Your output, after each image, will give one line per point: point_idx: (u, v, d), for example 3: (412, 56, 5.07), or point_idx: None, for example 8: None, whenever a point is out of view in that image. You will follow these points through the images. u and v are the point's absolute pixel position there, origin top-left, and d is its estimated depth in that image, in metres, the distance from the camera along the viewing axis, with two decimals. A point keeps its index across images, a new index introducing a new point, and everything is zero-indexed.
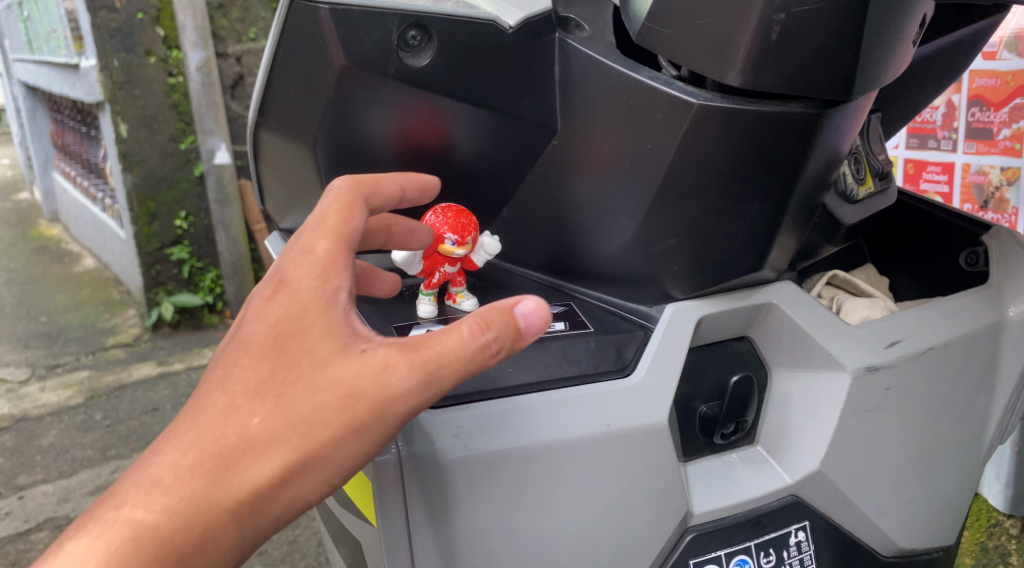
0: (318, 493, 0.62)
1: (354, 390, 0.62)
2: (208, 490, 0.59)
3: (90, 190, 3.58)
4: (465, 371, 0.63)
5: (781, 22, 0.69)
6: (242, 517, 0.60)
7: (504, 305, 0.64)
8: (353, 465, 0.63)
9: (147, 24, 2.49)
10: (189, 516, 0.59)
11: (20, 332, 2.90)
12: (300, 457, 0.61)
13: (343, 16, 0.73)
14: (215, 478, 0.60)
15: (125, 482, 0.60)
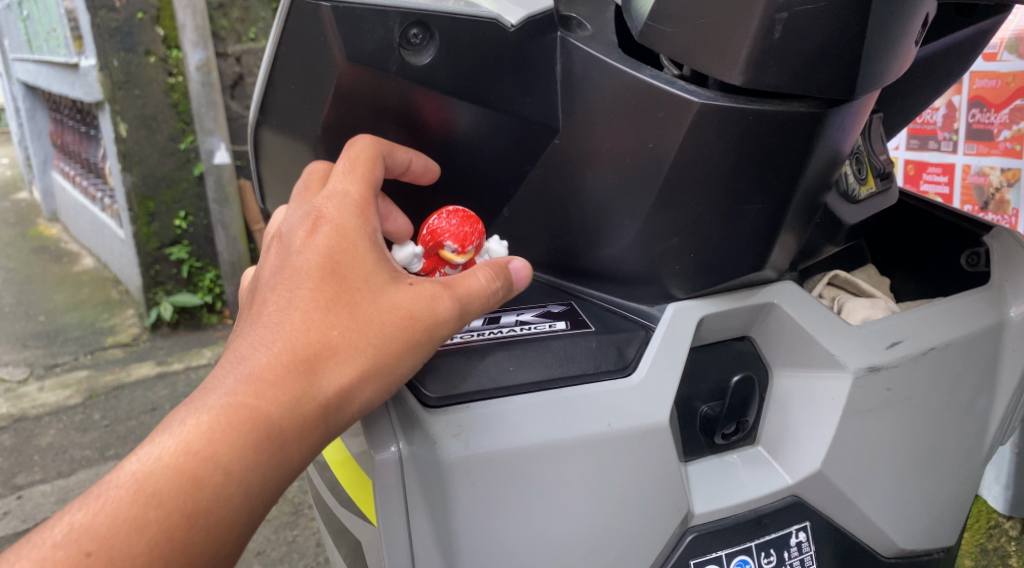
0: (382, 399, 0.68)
1: (414, 316, 0.68)
2: (304, 385, 0.64)
3: (89, 190, 3.57)
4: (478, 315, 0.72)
5: (784, 21, 0.69)
6: (329, 419, 0.65)
7: (503, 260, 0.75)
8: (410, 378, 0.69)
9: (147, 23, 2.48)
10: (291, 406, 0.63)
11: (19, 332, 2.89)
12: (377, 365, 0.67)
13: (344, 14, 0.72)
14: (308, 373, 0.64)
15: (212, 383, 0.63)
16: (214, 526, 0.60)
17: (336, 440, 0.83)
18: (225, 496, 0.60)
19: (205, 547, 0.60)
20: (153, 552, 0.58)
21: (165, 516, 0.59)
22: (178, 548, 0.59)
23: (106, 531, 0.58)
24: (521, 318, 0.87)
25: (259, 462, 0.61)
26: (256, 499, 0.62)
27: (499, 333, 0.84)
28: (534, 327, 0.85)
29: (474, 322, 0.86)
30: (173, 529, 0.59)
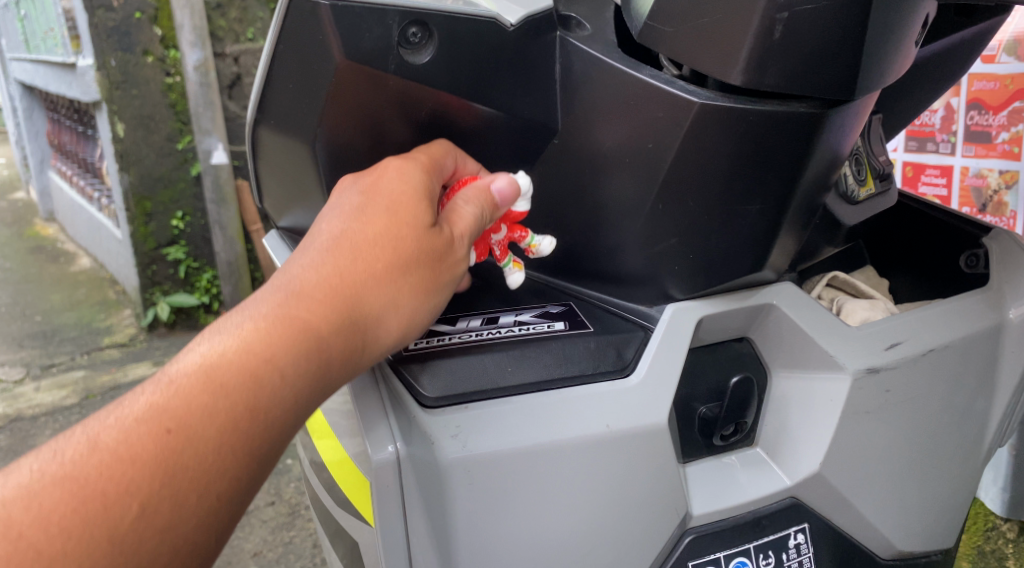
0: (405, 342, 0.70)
1: (446, 264, 0.71)
2: (356, 305, 0.64)
3: (86, 190, 3.57)
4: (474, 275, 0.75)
5: (784, 21, 0.68)
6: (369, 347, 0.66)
7: (483, 184, 0.76)
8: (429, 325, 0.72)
9: (144, 23, 2.48)
10: (342, 323, 0.63)
11: (15, 332, 2.89)
12: (414, 301, 0.68)
13: (343, 12, 0.71)
14: (360, 293, 0.65)
15: (266, 291, 0.63)
16: (274, 425, 0.59)
17: (333, 440, 0.83)
18: (286, 398, 0.60)
19: (266, 444, 0.59)
20: (224, 438, 0.57)
21: (234, 406, 0.58)
22: (245, 438, 0.58)
23: (181, 413, 0.56)
24: (520, 318, 0.87)
25: (315, 371, 0.61)
26: (307, 411, 0.62)
27: (497, 333, 0.84)
28: (532, 327, 0.85)
29: (472, 322, 0.86)
30: (239, 420, 0.58)
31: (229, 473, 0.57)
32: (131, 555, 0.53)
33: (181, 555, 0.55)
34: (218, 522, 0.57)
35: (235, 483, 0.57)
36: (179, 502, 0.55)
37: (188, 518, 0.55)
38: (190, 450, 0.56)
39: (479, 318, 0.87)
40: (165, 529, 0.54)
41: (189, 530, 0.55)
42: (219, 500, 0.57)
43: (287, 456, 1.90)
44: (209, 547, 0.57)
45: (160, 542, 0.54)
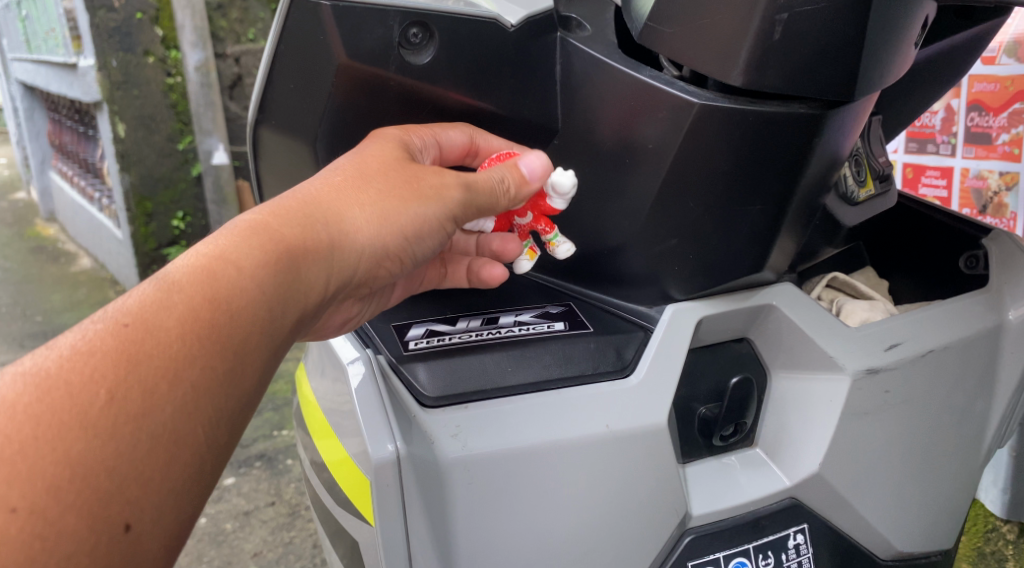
0: (386, 254, 0.69)
1: (418, 177, 0.71)
2: (315, 209, 0.66)
3: (87, 190, 3.57)
4: (480, 211, 0.75)
5: (784, 22, 0.69)
6: (339, 249, 0.66)
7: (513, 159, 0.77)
8: (415, 242, 0.71)
9: (146, 23, 2.48)
10: (304, 228, 0.64)
11: (16, 331, 2.89)
12: (381, 207, 0.68)
13: (344, 13, 0.72)
14: (319, 201, 0.67)
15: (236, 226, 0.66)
16: (239, 317, 0.59)
17: (333, 440, 0.83)
18: (247, 286, 0.60)
19: (234, 336, 0.58)
20: (185, 327, 0.56)
21: (193, 300, 0.57)
22: (208, 327, 0.57)
23: (140, 309, 0.56)
24: (520, 318, 0.87)
25: (273, 259, 0.61)
26: (275, 310, 0.61)
27: (497, 334, 0.84)
28: (532, 328, 0.85)
29: (472, 322, 0.86)
30: (200, 311, 0.57)
31: (199, 360, 0.56)
32: (108, 442, 0.52)
33: (164, 445, 0.54)
34: (196, 411, 0.55)
35: (206, 372, 0.56)
36: (148, 388, 0.54)
37: (161, 404, 0.54)
38: (151, 339, 0.55)
39: (478, 318, 0.87)
40: (139, 414, 0.53)
41: (165, 419, 0.54)
42: (193, 388, 0.55)
43: (287, 456, 1.90)
44: (194, 438, 0.55)
45: (137, 430, 0.53)
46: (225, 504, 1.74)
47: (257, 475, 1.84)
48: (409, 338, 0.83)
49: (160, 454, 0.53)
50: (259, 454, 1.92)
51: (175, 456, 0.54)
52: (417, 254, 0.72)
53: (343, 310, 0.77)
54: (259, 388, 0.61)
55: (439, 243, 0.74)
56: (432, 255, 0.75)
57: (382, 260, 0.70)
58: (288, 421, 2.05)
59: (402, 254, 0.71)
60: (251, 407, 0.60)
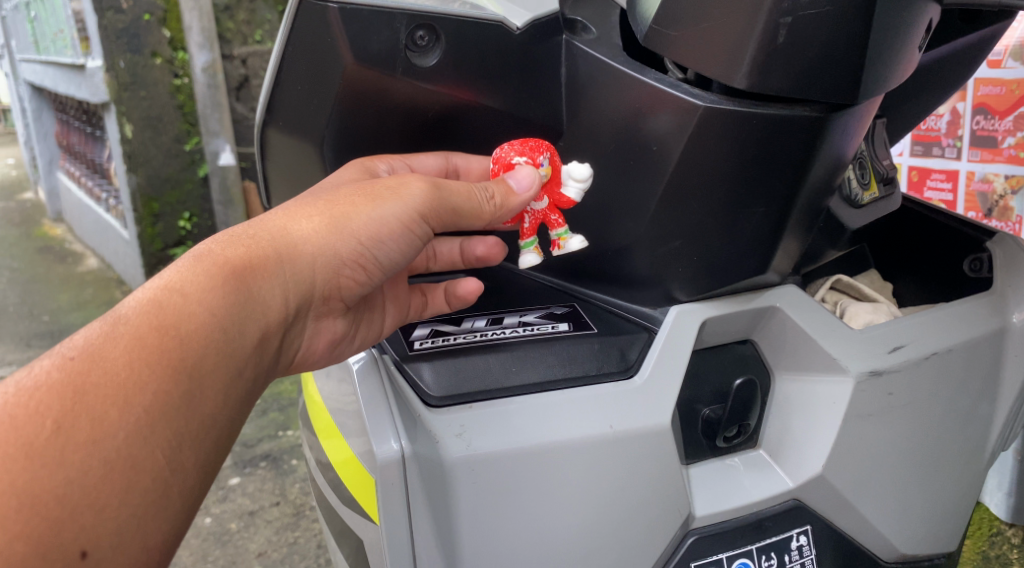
0: (344, 259, 0.70)
1: (370, 184, 0.72)
2: (261, 228, 0.68)
3: (94, 191, 3.59)
4: (455, 213, 0.74)
5: (788, 25, 0.69)
6: (290, 260, 0.68)
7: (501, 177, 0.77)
8: (376, 246, 0.71)
9: (154, 25, 2.49)
10: (247, 251, 0.66)
11: (23, 331, 2.90)
12: (331, 216, 0.70)
13: (351, 16, 0.73)
14: (267, 221, 0.69)
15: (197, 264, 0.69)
16: (187, 336, 0.61)
17: (339, 440, 0.83)
18: (196, 301, 0.62)
19: (185, 356, 0.60)
20: (130, 355, 0.58)
21: (139, 327, 0.59)
22: (156, 351, 0.59)
23: (88, 342, 0.58)
24: (525, 319, 0.88)
25: (216, 281, 0.63)
26: (224, 325, 0.63)
27: (502, 334, 0.85)
28: (537, 328, 0.86)
29: (477, 323, 0.87)
30: (148, 337, 0.59)
31: (150, 386, 0.58)
32: (57, 470, 0.54)
33: (120, 470, 0.56)
34: (150, 435, 0.57)
35: (159, 396, 0.58)
36: (97, 417, 0.56)
37: (114, 431, 0.56)
38: (97, 369, 0.57)
39: (483, 318, 0.88)
40: (89, 442, 0.55)
41: (118, 445, 0.56)
42: (146, 413, 0.57)
43: (292, 456, 1.91)
44: (151, 463, 0.57)
45: (90, 457, 0.55)
46: (229, 504, 1.75)
47: (262, 475, 1.84)
48: (415, 338, 0.85)
49: (118, 478, 0.56)
50: (264, 454, 1.93)
51: (132, 480, 0.57)
52: (383, 257, 0.72)
53: (329, 331, 0.77)
54: (222, 407, 0.63)
55: (410, 246, 0.73)
56: (405, 259, 0.74)
57: (340, 266, 0.70)
58: (293, 422, 2.06)
59: (364, 260, 0.71)
60: (216, 429, 0.62)
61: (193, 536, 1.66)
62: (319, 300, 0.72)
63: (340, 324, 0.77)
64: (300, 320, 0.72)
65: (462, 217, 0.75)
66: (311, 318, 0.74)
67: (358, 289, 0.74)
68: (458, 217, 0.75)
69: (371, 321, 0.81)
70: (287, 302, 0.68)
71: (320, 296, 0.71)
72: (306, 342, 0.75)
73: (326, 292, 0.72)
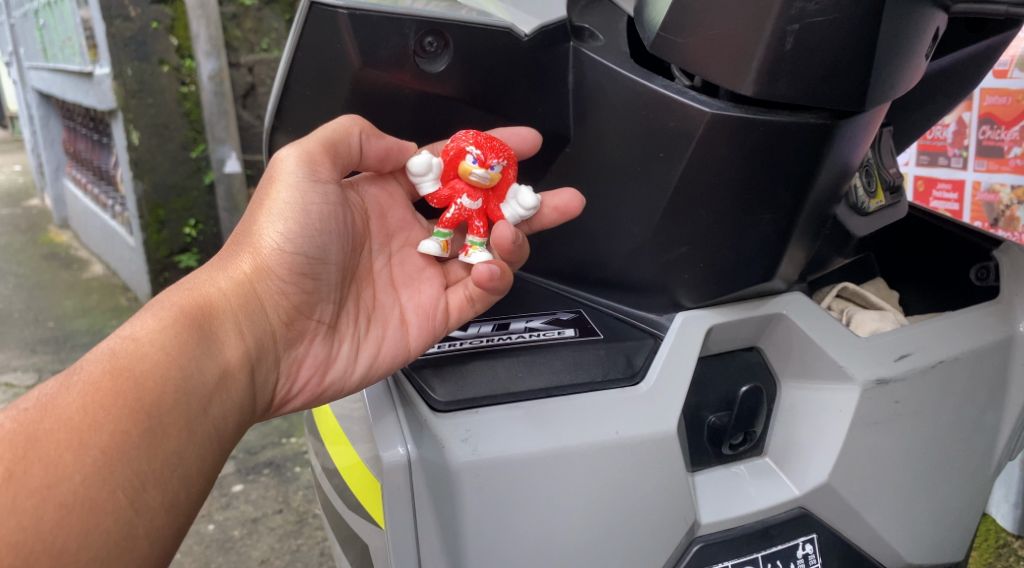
0: (278, 272, 0.77)
1: (262, 192, 0.79)
2: (188, 281, 0.76)
3: (100, 198, 3.60)
4: (326, 143, 0.77)
5: (795, 33, 0.69)
6: (223, 291, 0.75)
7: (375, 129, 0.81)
8: (293, 241, 0.77)
9: (161, 33, 2.51)
10: (184, 296, 0.73)
11: (28, 338, 2.90)
12: (251, 242, 0.78)
13: (361, 22, 0.73)
14: (201, 275, 0.77)
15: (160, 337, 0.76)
16: (142, 376, 0.65)
17: (345, 447, 0.83)
18: (147, 343, 0.67)
19: (141, 396, 0.64)
20: (85, 400, 0.63)
21: (94, 373, 0.64)
22: (111, 395, 0.63)
23: (45, 395, 0.63)
24: (531, 325, 0.88)
25: (163, 324, 0.70)
26: (177, 356, 0.68)
27: (508, 339, 0.85)
28: (542, 334, 0.86)
29: (484, 328, 0.88)
30: (102, 381, 0.64)
31: (106, 427, 0.62)
32: (11, 516, 0.57)
33: (77, 512, 0.59)
34: (109, 475, 0.61)
35: (115, 436, 0.62)
36: (53, 462, 0.60)
37: (69, 474, 0.60)
38: (50, 417, 0.62)
39: (490, 323, 0.89)
40: (42, 488, 0.59)
41: (74, 487, 0.60)
42: (102, 454, 0.61)
43: (296, 463, 1.91)
44: (112, 504, 0.61)
45: (43, 502, 0.59)
46: (232, 511, 1.75)
47: (264, 482, 1.84)
48: None
49: (75, 520, 0.59)
50: (267, 461, 1.93)
51: (92, 522, 0.60)
52: (308, 252, 0.77)
53: (312, 357, 0.79)
54: (189, 443, 0.66)
55: (322, 216, 0.78)
56: (332, 243, 0.79)
57: (275, 277, 0.77)
58: (296, 429, 2.06)
59: (293, 265, 0.77)
60: (182, 466, 0.65)
61: (196, 543, 1.66)
62: (281, 326, 0.77)
63: (323, 347, 0.80)
64: (269, 353, 0.76)
65: (339, 150, 0.78)
66: (284, 350, 0.78)
67: (313, 302, 0.79)
68: (337, 147, 0.78)
69: (384, 338, 0.82)
70: (240, 331, 0.74)
71: (274, 319, 0.77)
72: (291, 376, 0.78)
73: (278, 312, 0.77)
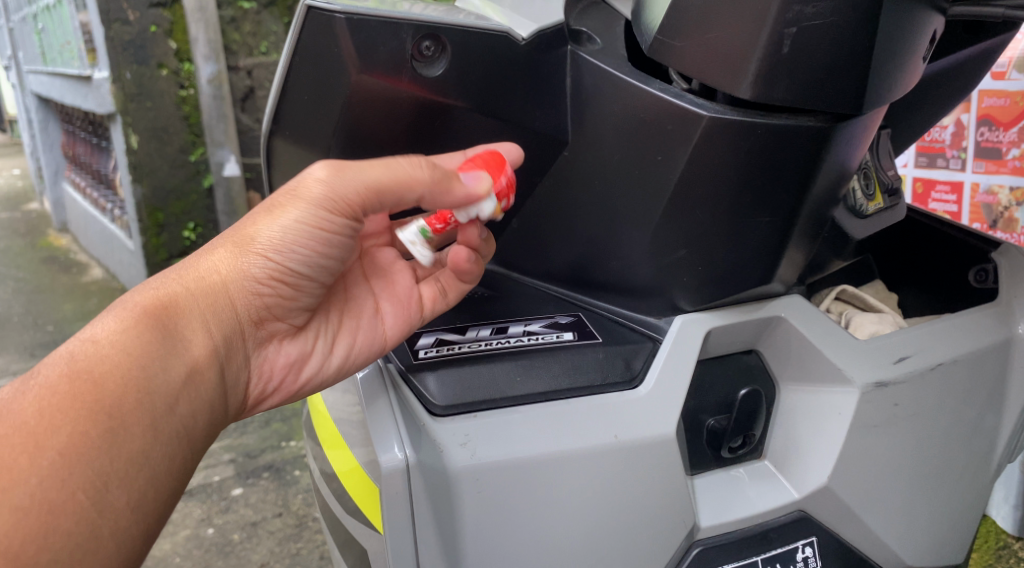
0: (257, 280, 0.75)
1: (273, 199, 0.75)
2: (167, 273, 0.75)
3: (99, 202, 3.60)
4: (370, 189, 0.72)
5: (792, 36, 0.69)
6: (196, 290, 0.74)
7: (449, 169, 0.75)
8: (284, 255, 0.74)
9: (160, 36, 2.51)
10: (152, 298, 0.72)
11: (27, 342, 2.90)
12: (237, 243, 0.75)
13: (359, 26, 0.73)
14: (176, 268, 0.76)
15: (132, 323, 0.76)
16: (101, 378, 0.65)
17: (344, 451, 0.83)
18: (106, 345, 0.67)
19: (100, 397, 0.64)
20: (41, 404, 0.63)
21: (51, 378, 0.65)
22: (68, 398, 0.64)
23: (0, 401, 0.64)
24: (530, 328, 0.88)
25: (126, 325, 0.69)
26: (139, 361, 0.68)
27: (507, 343, 0.85)
28: (542, 338, 0.86)
29: (483, 331, 0.87)
30: (59, 385, 0.64)
31: (63, 430, 0.62)
32: None
33: (35, 515, 0.60)
34: (67, 477, 0.61)
35: (74, 438, 0.62)
36: (8, 465, 0.60)
37: (25, 477, 0.60)
38: (9, 421, 0.62)
39: (489, 327, 0.88)
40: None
41: (31, 490, 0.60)
42: (60, 456, 0.61)
43: (296, 466, 1.91)
44: (73, 505, 0.61)
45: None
46: (231, 515, 1.74)
47: (264, 486, 1.84)
48: (420, 346, 0.85)
49: (33, 522, 0.60)
50: (266, 465, 1.93)
51: (51, 525, 0.60)
52: (297, 266, 0.75)
53: (284, 355, 0.80)
54: (154, 442, 0.66)
55: (323, 241, 0.75)
56: (326, 259, 0.76)
57: (256, 285, 0.75)
58: (296, 432, 2.06)
59: (279, 274, 0.75)
60: (148, 466, 0.65)
61: (195, 547, 1.66)
62: (253, 326, 0.77)
63: (294, 347, 0.80)
64: (238, 350, 0.77)
65: (384, 196, 0.73)
66: (254, 347, 0.78)
67: (290, 306, 0.78)
68: (382, 193, 0.73)
69: (359, 328, 0.83)
70: (208, 332, 0.73)
71: (247, 319, 0.76)
72: (261, 373, 0.79)
73: (252, 314, 0.76)
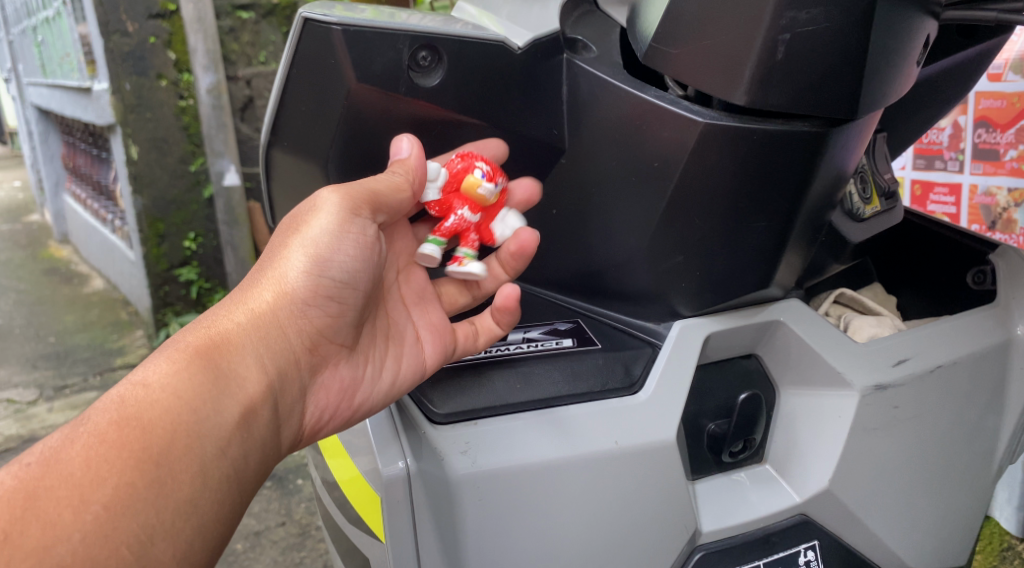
0: (302, 298, 0.75)
1: (296, 219, 0.78)
2: (214, 314, 0.74)
3: (99, 212, 3.62)
4: (376, 193, 0.78)
5: (786, 42, 0.70)
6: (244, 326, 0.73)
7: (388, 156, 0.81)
8: (320, 269, 0.76)
9: (159, 48, 2.51)
10: (201, 337, 0.71)
11: (29, 353, 2.91)
12: (275, 269, 0.77)
13: (355, 38, 0.74)
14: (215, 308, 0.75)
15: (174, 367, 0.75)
16: (149, 423, 0.65)
17: (345, 460, 0.83)
18: (158, 389, 0.67)
19: (148, 445, 0.64)
20: (88, 453, 0.62)
21: (101, 425, 0.64)
22: (116, 446, 0.63)
23: (48, 449, 0.63)
24: (530, 335, 0.88)
25: (178, 368, 0.68)
26: (196, 399, 0.67)
27: (506, 351, 0.85)
28: (541, 345, 0.86)
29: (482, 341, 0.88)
30: (108, 433, 0.63)
31: (109, 482, 0.61)
32: None
33: None
34: (111, 532, 0.60)
35: (120, 489, 0.61)
36: (52, 521, 0.59)
37: (69, 534, 0.59)
38: (52, 473, 0.61)
39: None
40: (39, 549, 0.58)
41: (73, 547, 0.59)
42: (105, 509, 0.60)
43: (298, 475, 1.91)
44: (115, 560, 0.60)
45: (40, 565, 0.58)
46: None
47: (267, 495, 1.84)
48: None
49: None
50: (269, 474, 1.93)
51: None
52: (336, 277, 0.77)
53: (336, 381, 0.78)
54: (202, 490, 0.65)
55: (358, 247, 0.78)
56: (362, 271, 0.78)
57: (302, 305, 0.75)
58: None
59: (318, 290, 0.76)
60: (195, 515, 0.64)
61: None
62: (307, 354, 0.76)
63: (347, 371, 0.79)
64: (294, 380, 0.75)
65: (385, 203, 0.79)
66: (309, 376, 0.77)
67: (336, 329, 0.78)
68: (385, 195, 0.79)
69: (402, 355, 0.82)
70: (261, 363, 0.72)
71: (299, 345, 0.76)
72: (318, 403, 0.77)
73: (302, 338, 0.76)
